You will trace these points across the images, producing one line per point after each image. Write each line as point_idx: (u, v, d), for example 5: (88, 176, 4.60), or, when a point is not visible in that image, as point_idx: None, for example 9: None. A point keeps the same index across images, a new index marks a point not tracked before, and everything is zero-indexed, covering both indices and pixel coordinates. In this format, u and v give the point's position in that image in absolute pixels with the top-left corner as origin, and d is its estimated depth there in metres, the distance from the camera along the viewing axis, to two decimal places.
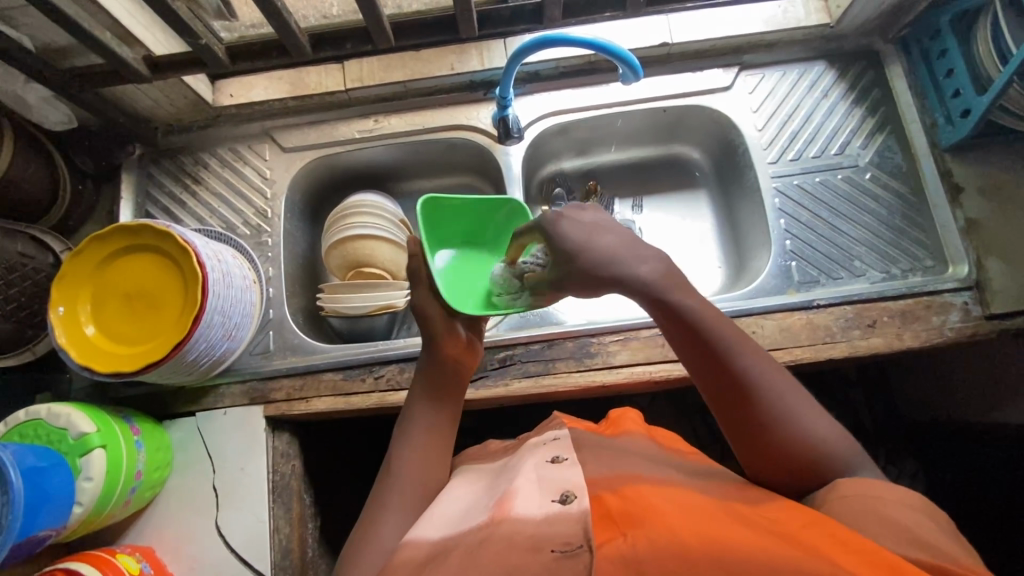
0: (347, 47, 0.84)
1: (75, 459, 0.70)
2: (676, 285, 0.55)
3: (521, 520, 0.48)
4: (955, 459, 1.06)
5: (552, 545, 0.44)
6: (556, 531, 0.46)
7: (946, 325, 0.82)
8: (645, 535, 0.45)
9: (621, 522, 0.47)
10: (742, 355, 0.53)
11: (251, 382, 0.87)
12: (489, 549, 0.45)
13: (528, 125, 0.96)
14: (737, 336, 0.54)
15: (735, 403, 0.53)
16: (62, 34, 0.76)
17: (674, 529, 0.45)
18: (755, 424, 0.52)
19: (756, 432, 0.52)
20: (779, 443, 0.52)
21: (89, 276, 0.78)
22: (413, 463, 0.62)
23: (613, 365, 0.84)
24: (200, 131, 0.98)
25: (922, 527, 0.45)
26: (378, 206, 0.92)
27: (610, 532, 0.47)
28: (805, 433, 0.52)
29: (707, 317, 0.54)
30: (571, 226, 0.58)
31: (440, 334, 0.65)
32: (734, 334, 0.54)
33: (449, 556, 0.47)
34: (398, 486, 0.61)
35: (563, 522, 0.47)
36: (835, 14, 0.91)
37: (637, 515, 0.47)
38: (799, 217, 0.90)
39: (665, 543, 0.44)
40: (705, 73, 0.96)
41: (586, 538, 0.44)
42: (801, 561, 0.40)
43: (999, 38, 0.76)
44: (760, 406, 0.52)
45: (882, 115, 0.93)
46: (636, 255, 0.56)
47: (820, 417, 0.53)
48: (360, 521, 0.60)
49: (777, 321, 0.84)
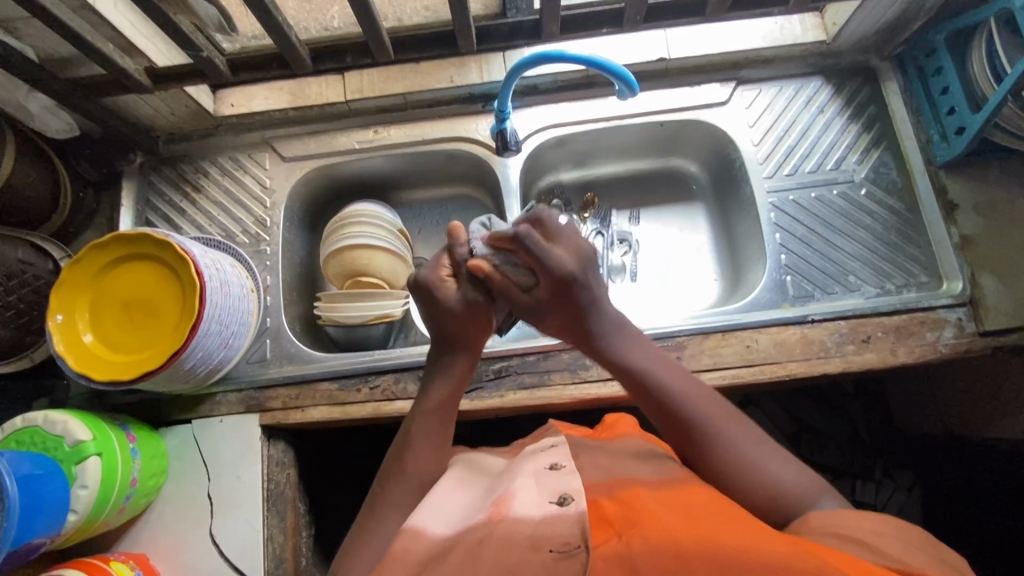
0: (347, 60, 0.85)
1: (71, 467, 0.70)
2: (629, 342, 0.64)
3: (519, 522, 0.48)
4: (949, 473, 1.06)
5: (550, 545, 0.44)
6: (554, 531, 0.46)
7: (940, 341, 0.82)
8: (640, 534, 0.45)
9: (617, 523, 0.47)
10: (683, 398, 0.61)
11: (247, 390, 0.87)
12: (488, 546, 0.46)
13: (527, 137, 0.97)
14: (723, 416, 0.60)
15: (647, 400, 0.62)
16: (64, 45, 0.77)
17: (669, 531, 0.44)
18: (668, 419, 0.61)
19: (667, 426, 0.62)
20: (691, 435, 0.60)
21: (88, 284, 0.79)
22: (415, 455, 0.63)
23: (607, 377, 0.84)
24: (201, 140, 0.99)
25: (910, 547, 0.45)
26: (375, 215, 0.93)
27: (606, 531, 0.46)
28: (710, 432, 0.59)
29: (643, 358, 0.63)
30: (588, 292, 0.61)
31: (460, 325, 0.63)
32: (721, 414, 0.60)
33: (448, 555, 0.47)
34: (399, 482, 0.62)
35: (561, 522, 0.47)
36: (832, 30, 0.92)
37: (633, 518, 0.47)
38: (794, 231, 0.91)
39: (661, 544, 0.43)
40: (702, 87, 0.97)
41: (585, 539, 0.44)
42: (792, 560, 0.41)
43: (994, 56, 0.77)
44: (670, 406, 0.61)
45: (878, 131, 0.94)
46: (619, 330, 0.64)
47: (731, 420, 0.60)
48: (358, 519, 0.62)
49: (773, 335, 0.84)
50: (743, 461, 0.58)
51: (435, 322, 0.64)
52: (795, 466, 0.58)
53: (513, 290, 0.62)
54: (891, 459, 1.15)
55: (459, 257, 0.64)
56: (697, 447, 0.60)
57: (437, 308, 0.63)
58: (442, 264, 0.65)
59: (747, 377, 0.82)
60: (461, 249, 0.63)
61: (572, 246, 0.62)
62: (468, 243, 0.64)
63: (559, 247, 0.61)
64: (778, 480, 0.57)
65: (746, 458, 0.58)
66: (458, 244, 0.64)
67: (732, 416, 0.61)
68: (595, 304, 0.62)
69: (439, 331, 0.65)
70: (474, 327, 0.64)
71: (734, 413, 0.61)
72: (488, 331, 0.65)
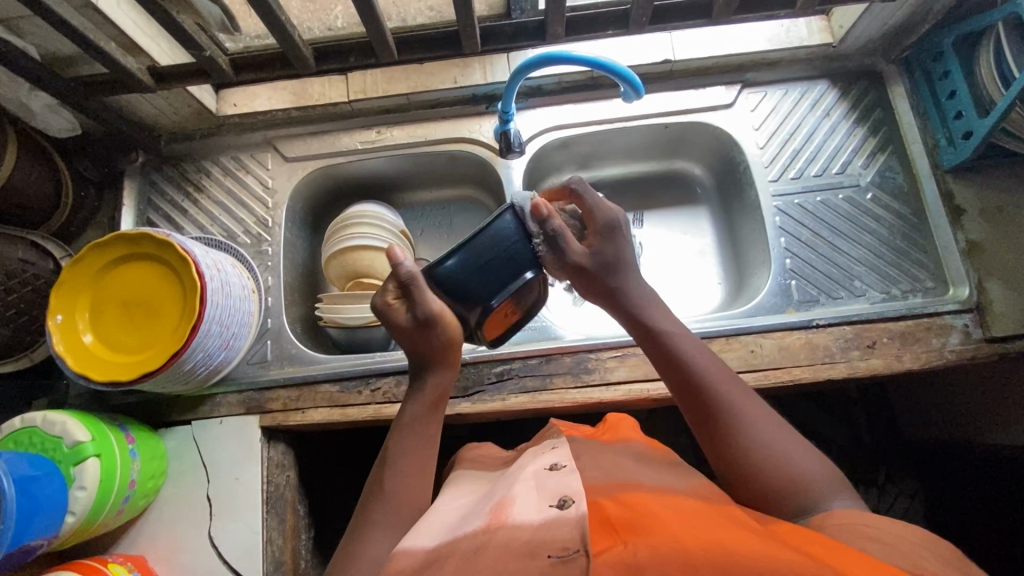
0: (351, 60, 0.84)
1: (68, 468, 0.70)
2: (657, 311, 0.67)
3: (518, 526, 0.47)
4: (952, 479, 1.05)
5: (550, 550, 0.43)
6: (555, 535, 0.44)
7: (947, 347, 0.82)
8: (646, 541, 0.44)
9: (620, 528, 0.46)
10: (704, 364, 0.63)
11: (247, 392, 0.87)
12: (487, 553, 0.45)
13: (531, 138, 0.96)
14: (739, 393, 0.61)
15: (669, 365, 0.64)
16: (66, 43, 0.76)
17: (675, 535, 0.44)
18: (666, 360, 0.64)
19: (665, 370, 0.65)
20: (704, 401, 0.61)
21: (87, 284, 0.78)
22: (396, 475, 0.63)
23: (609, 381, 0.84)
24: (203, 139, 0.98)
25: (917, 555, 0.45)
26: (377, 216, 0.92)
27: (610, 537, 0.46)
28: (706, 373, 0.62)
29: (672, 324, 0.66)
30: (625, 247, 0.69)
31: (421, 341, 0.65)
32: (737, 391, 0.61)
33: (447, 561, 0.46)
34: (379, 502, 0.62)
35: (562, 526, 0.45)
36: (838, 33, 0.91)
37: (637, 522, 0.46)
38: (800, 236, 0.90)
39: (667, 549, 0.42)
40: (707, 90, 0.96)
41: (583, 543, 0.43)
42: (803, 565, 0.40)
43: (1002, 61, 0.76)
44: (671, 346, 0.64)
45: (885, 135, 0.93)
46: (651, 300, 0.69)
47: (729, 374, 0.63)
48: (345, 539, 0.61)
49: (777, 340, 0.84)
50: (731, 406, 0.60)
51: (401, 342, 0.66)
52: (807, 451, 0.58)
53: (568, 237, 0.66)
54: (894, 464, 1.14)
55: (404, 278, 0.62)
56: (690, 388, 0.62)
57: (398, 331, 0.65)
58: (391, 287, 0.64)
59: (751, 381, 0.82)
60: (401, 271, 0.62)
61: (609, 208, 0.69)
62: (409, 261, 0.62)
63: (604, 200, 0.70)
64: (784, 482, 0.56)
65: (735, 403, 0.60)
66: (397, 265, 0.62)
67: (750, 397, 0.61)
68: (624, 263, 0.68)
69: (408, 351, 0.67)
70: (439, 344, 0.65)
71: (734, 373, 0.63)
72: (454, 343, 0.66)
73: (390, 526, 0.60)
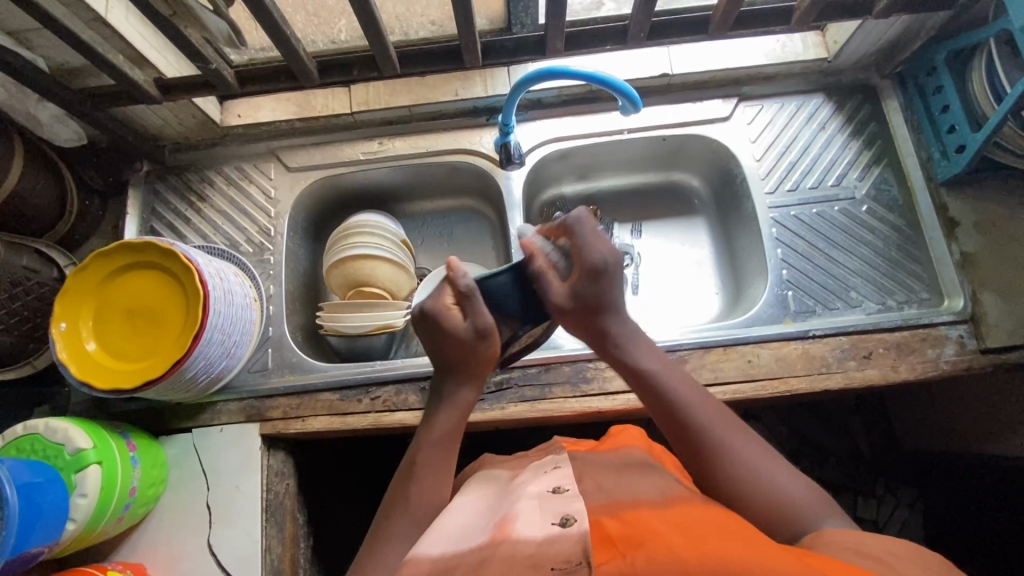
0: (354, 73, 0.85)
1: (70, 476, 0.70)
2: (641, 347, 0.65)
3: (522, 541, 0.47)
4: (951, 491, 1.06)
5: (552, 563, 0.44)
6: (556, 550, 0.45)
7: (942, 358, 0.82)
8: (645, 555, 0.44)
9: (620, 544, 0.47)
10: (689, 405, 0.62)
11: (248, 400, 0.87)
12: (493, 563, 0.46)
13: (530, 150, 0.97)
14: (725, 428, 0.61)
15: (653, 404, 0.63)
16: (74, 55, 0.78)
17: (676, 550, 0.44)
18: (651, 399, 0.63)
19: (644, 400, 0.64)
20: (690, 439, 0.61)
21: (91, 292, 0.79)
22: (417, 484, 0.63)
23: (608, 391, 0.84)
24: (208, 149, 0.99)
25: (914, 562, 0.46)
26: (380, 226, 0.93)
27: (609, 552, 0.46)
28: (690, 411, 0.62)
29: (655, 365, 0.64)
30: (616, 288, 0.64)
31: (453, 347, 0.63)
32: (723, 425, 0.61)
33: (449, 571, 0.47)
34: (402, 514, 0.62)
35: (565, 541, 0.46)
36: (833, 49, 0.93)
37: (637, 536, 0.47)
38: (796, 247, 0.91)
39: (667, 563, 0.43)
40: (706, 103, 0.97)
41: (586, 556, 0.44)
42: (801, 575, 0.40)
43: (994, 77, 0.77)
44: (655, 384, 0.63)
45: (879, 148, 0.94)
46: (637, 338, 0.66)
47: (714, 408, 0.63)
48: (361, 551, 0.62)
49: (774, 350, 0.84)
50: (716, 440, 0.60)
51: (435, 346, 0.65)
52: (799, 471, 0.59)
53: (547, 273, 0.64)
54: (892, 475, 1.14)
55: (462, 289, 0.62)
56: (673, 423, 0.62)
57: (442, 335, 0.63)
58: (446, 292, 0.65)
59: (749, 392, 0.82)
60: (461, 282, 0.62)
61: (607, 245, 0.64)
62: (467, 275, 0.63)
63: (602, 239, 0.64)
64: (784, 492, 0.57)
65: (717, 435, 0.60)
66: (457, 277, 0.63)
67: (735, 426, 0.62)
68: (616, 303, 0.65)
69: (440, 359, 0.65)
70: (472, 358, 0.64)
71: (705, 391, 0.64)
72: (486, 360, 0.65)
73: (407, 537, 0.61)
